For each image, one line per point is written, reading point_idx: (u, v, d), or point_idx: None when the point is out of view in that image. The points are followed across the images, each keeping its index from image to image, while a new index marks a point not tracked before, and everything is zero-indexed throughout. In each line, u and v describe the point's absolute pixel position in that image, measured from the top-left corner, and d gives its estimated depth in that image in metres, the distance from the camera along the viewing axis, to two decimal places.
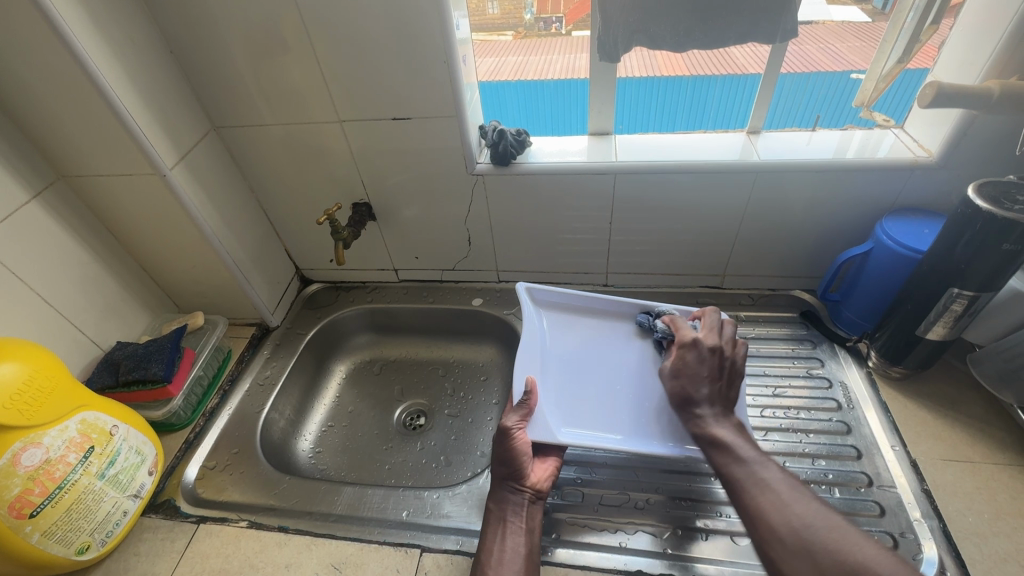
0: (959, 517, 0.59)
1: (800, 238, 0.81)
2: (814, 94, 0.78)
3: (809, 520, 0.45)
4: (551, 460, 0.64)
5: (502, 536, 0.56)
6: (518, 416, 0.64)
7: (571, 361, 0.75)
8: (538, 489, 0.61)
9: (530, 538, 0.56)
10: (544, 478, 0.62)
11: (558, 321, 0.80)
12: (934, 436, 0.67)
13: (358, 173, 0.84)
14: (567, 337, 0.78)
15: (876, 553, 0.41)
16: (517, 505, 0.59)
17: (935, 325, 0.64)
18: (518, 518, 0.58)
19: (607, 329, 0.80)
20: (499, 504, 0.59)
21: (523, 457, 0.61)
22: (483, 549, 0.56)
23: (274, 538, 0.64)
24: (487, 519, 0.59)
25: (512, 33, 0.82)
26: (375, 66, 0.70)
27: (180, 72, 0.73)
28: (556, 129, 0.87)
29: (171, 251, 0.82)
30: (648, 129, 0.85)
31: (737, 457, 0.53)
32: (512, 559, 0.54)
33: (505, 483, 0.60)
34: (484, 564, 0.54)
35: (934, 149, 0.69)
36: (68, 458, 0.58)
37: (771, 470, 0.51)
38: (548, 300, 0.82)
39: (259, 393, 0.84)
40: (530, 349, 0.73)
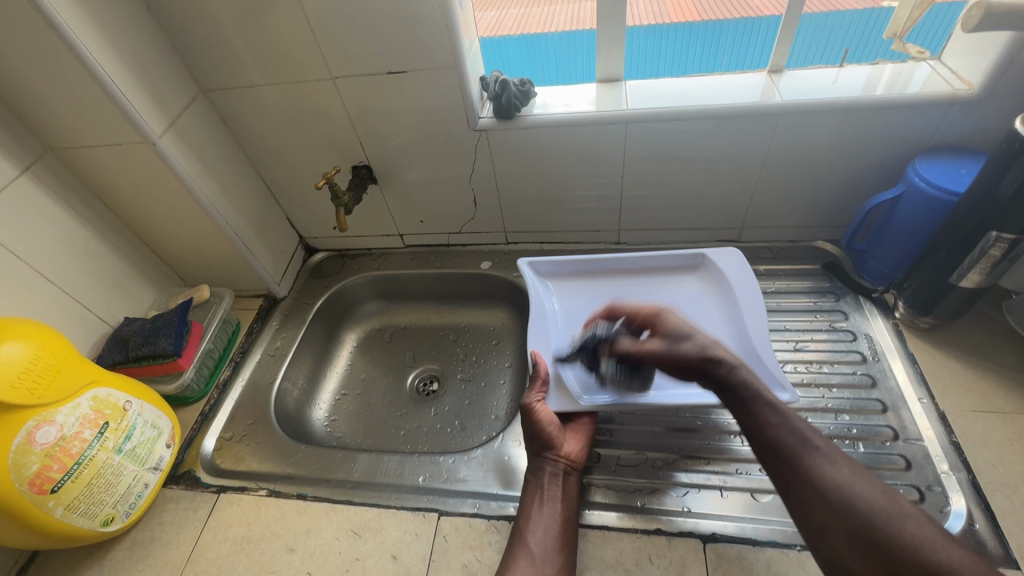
0: (989, 469, 0.57)
1: (825, 184, 0.77)
2: (834, 35, 0.73)
3: (874, 502, 0.43)
4: (583, 422, 0.65)
5: (539, 503, 0.58)
6: (536, 390, 0.65)
7: (587, 326, 0.73)
8: (571, 460, 0.61)
9: (567, 505, 0.58)
10: (577, 448, 0.62)
11: (571, 289, 0.78)
12: (963, 387, 0.65)
13: (355, 134, 0.80)
14: (581, 303, 0.76)
15: (959, 554, 0.39)
16: (553, 474, 0.60)
17: (969, 272, 0.61)
18: (553, 487, 0.59)
19: (624, 285, 0.77)
20: (534, 474, 0.60)
21: (549, 428, 0.62)
22: (521, 515, 0.58)
23: (293, 506, 0.65)
24: (526, 486, 0.60)
25: None
26: (366, 14, 0.65)
27: (160, 31, 0.69)
28: (561, 78, 0.81)
29: (170, 223, 0.80)
30: (660, 75, 0.79)
31: (788, 425, 0.48)
32: (549, 526, 0.56)
33: (540, 455, 0.61)
34: (521, 529, 0.56)
35: (975, 81, 0.63)
36: (84, 434, 0.58)
37: (825, 442, 0.47)
38: (551, 270, 0.79)
39: (271, 364, 0.84)
40: (540, 330, 0.72)
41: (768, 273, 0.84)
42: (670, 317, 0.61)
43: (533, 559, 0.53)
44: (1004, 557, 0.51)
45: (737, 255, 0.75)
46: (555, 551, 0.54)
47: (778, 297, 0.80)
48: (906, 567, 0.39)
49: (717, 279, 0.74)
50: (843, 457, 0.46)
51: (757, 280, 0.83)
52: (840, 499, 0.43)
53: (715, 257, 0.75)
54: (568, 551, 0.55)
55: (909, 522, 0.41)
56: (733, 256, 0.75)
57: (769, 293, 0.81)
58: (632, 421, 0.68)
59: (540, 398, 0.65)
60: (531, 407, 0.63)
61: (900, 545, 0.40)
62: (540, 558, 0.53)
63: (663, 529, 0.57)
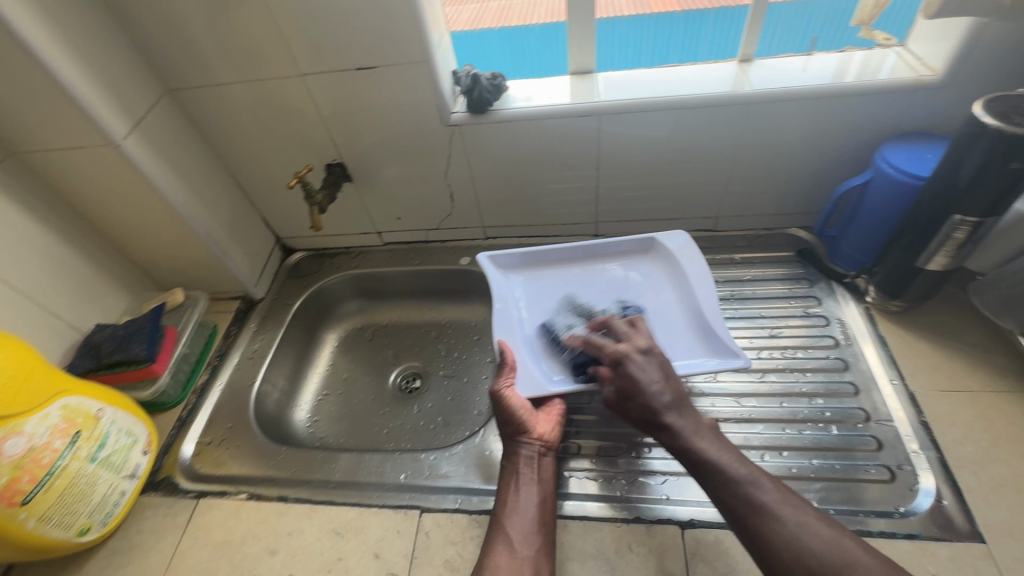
0: (956, 447, 0.59)
1: (797, 171, 0.78)
2: (812, 21, 0.74)
3: (823, 554, 0.43)
4: (554, 405, 0.65)
5: (516, 487, 0.57)
6: (506, 376, 0.64)
7: (550, 313, 0.73)
8: (545, 440, 0.61)
9: (543, 487, 0.58)
10: (550, 429, 0.62)
11: (531, 276, 0.77)
12: (932, 367, 0.66)
13: (328, 132, 0.79)
14: (544, 291, 0.75)
15: None
16: (528, 458, 0.59)
17: (936, 255, 0.62)
18: (528, 470, 0.59)
19: (584, 273, 0.77)
20: (509, 458, 0.60)
21: (519, 413, 0.61)
22: (498, 501, 0.57)
23: (273, 508, 0.65)
24: (502, 472, 0.60)
25: None
26: (333, 11, 0.64)
27: (121, 31, 0.67)
28: (544, 70, 0.80)
29: (140, 227, 0.78)
30: (642, 64, 0.79)
31: (730, 485, 0.48)
32: (526, 509, 0.55)
33: (513, 439, 0.60)
34: (499, 516, 0.56)
35: (939, 67, 0.64)
36: (55, 444, 0.57)
37: (766, 490, 0.47)
38: (510, 262, 0.77)
39: (250, 366, 0.83)
40: (504, 317, 0.71)
41: (744, 261, 0.85)
42: (636, 363, 0.57)
43: (511, 543, 0.53)
44: (970, 531, 0.53)
45: (688, 240, 0.75)
46: (534, 533, 0.53)
47: (753, 285, 0.81)
48: None
49: (672, 266, 0.74)
50: (787, 502, 0.46)
51: (733, 268, 0.84)
52: (792, 556, 0.43)
53: (665, 240, 0.76)
54: (547, 534, 0.54)
55: (855, 567, 0.42)
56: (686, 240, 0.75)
57: (745, 282, 0.81)
58: (608, 413, 0.69)
59: (510, 383, 0.64)
60: (500, 392, 0.63)
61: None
62: (518, 541, 0.53)
63: (643, 517, 0.58)
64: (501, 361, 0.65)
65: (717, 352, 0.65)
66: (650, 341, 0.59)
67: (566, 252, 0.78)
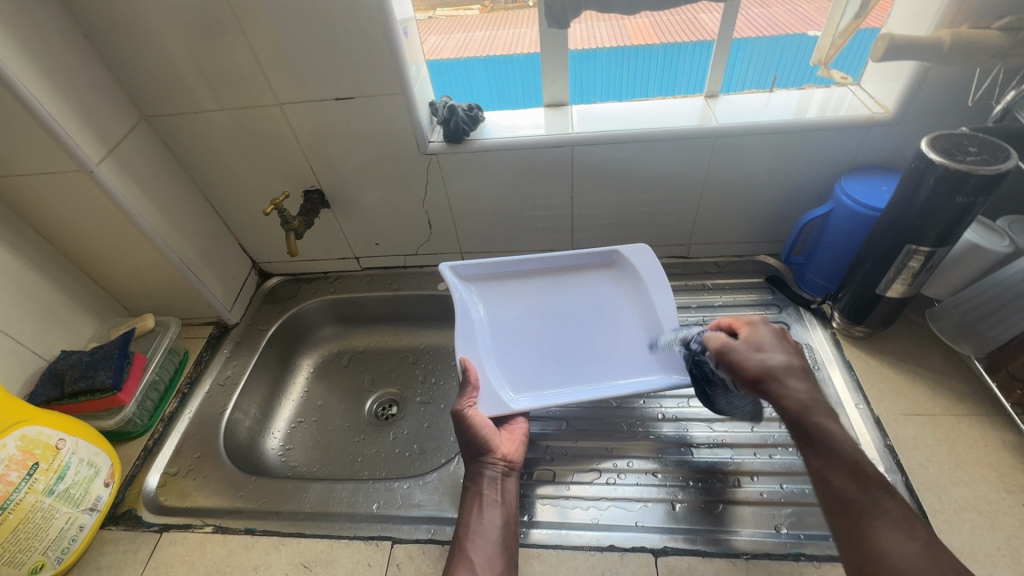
0: (920, 470, 0.60)
1: (763, 201, 0.81)
2: (783, 57, 0.76)
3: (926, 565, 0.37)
4: (516, 424, 0.66)
5: (478, 509, 0.56)
6: (467, 396, 0.62)
7: (509, 330, 0.73)
8: (508, 460, 0.61)
9: (506, 508, 0.57)
10: (512, 449, 0.63)
11: (487, 286, 0.76)
12: (896, 392, 0.68)
13: (307, 159, 0.80)
14: (499, 301, 0.75)
15: None
16: (491, 479, 0.59)
17: (894, 282, 0.64)
18: (492, 491, 0.58)
19: (538, 282, 0.78)
20: (472, 480, 0.59)
21: (485, 432, 0.61)
22: (460, 524, 0.56)
23: (240, 541, 0.63)
24: (464, 495, 0.58)
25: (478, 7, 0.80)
26: (312, 43, 0.66)
27: (99, 59, 0.68)
28: (527, 100, 0.83)
29: (112, 252, 0.78)
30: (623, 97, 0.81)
31: (839, 464, 0.43)
32: (489, 532, 0.54)
33: (477, 460, 0.60)
34: (461, 538, 0.54)
35: (890, 105, 0.68)
36: (9, 477, 0.55)
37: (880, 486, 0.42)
38: (473, 273, 0.76)
39: (221, 393, 0.82)
40: (466, 332, 0.69)
41: (715, 287, 0.87)
42: (764, 328, 0.54)
43: (472, 567, 0.51)
44: None
45: (651, 254, 0.77)
46: (496, 555, 0.52)
47: (724, 311, 0.83)
48: None
49: (628, 277, 0.77)
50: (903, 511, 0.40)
51: (705, 294, 0.86)
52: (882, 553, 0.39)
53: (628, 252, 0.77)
54: (509, 556, 0.53)
55: None
56: (641, 249, 0.78)
57: (716, 308, 0.83)
58: (582, 440, 0.69)
59: (473, 402, 0.63)
60: (464, 411, 0.61)
61: None
62: (480, 565, 0.51)
63: (616, 545, 0.58)
64: (463, 380, 0.63)
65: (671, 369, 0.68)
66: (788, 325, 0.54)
67: (528, 265, 0.78)
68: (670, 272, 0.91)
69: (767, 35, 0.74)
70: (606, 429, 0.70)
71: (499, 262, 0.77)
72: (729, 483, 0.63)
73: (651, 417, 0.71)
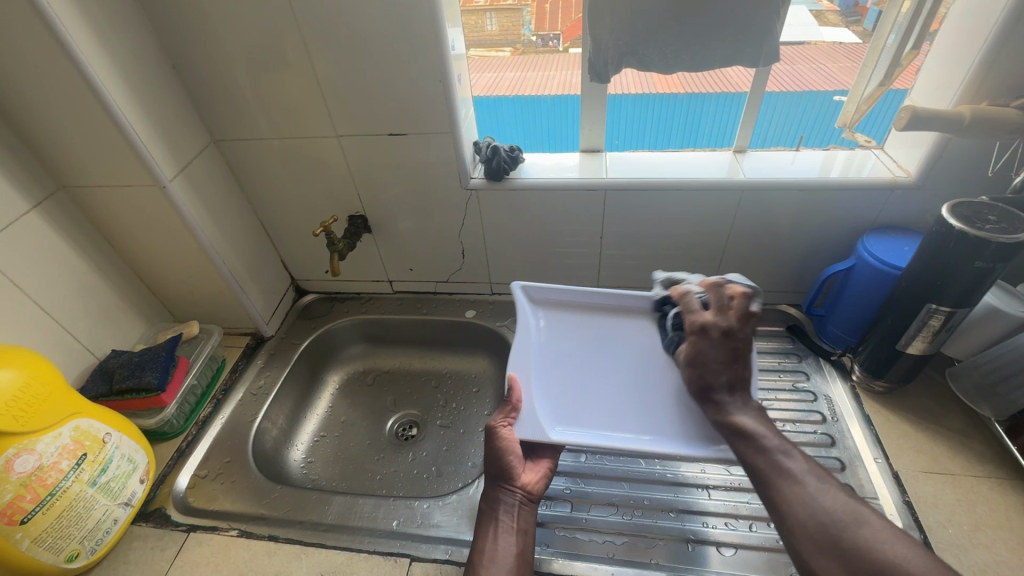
0: (939, 529, 0.60)
1: (786, 253, 0.84)
2: (807, 112, 0.81)
3: (834, 513, 0.46)
4: (545, 460, 0.66)
5: (494, 534, 0.57)
6: (504, 415, 0.64)
7: (568, 361, 0.70)
8: (528, 491, 0.61)
9: (521, 538, 0.57)
10: (535, 481, 0.63)
11: (557, 318, 0.75)
12: (914, 449, 0.69)
13: (355, 187, 0.86)
14: (566, 336, 0.73)
15: (907, 552, 0.41)
16: (508, 506, 0.60)
17: (915, 339, 0.66)
18: (509, 518, 0.59)
19: (612, 325, 0.75)
20: (490, 505, 0.60)
21: (511, 457, 0.62)
22: (474, 547, 0.56)
23: (264, 547, 0.65)
24: (480, 517, 0.59)
25: (512, 48, 0.92)
26: (373, 83, 0.72)
27: (182, 87, 0.75)
28: (551, 146, 0.89)
29: (168, 261, 0.83)
30: (641, 146, 0.87)
31: (760, 449, 0.53)
32: (504, 558, 0.55)
33: (497, 483, 0.61)
34: (476, 561, 0.55)
35: (913, 170, 0.71)
36: (61, 465, 0.58)
37: (794, 460, 0.51)
38: (545, 298, 0.77)
39: (252, 402, 0.85)
40: (522, 350, 0.70)
41: None
42: (704, 339, 0.60)
43: None
44: None
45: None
46: None
47: None
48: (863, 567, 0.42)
49: None
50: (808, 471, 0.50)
51: None
52: (806, 513, 0.47)
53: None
54: None
55: (865, 529, 0.44)
56: None
57: None
58: (602, 473, 0.70)
59: (507, 422, 0.63)
60: (498, 431, 0.63)
61: (860, 552, 0.43)
62: None
63: None
64: (507, 398, 0.64)
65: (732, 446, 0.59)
66: (732, 324, 0.59)
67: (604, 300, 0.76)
68: None
69: (792, 91, 0.79)
70: (625, 466, 0.71)
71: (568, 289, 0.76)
72: (745, 528, 0.63)
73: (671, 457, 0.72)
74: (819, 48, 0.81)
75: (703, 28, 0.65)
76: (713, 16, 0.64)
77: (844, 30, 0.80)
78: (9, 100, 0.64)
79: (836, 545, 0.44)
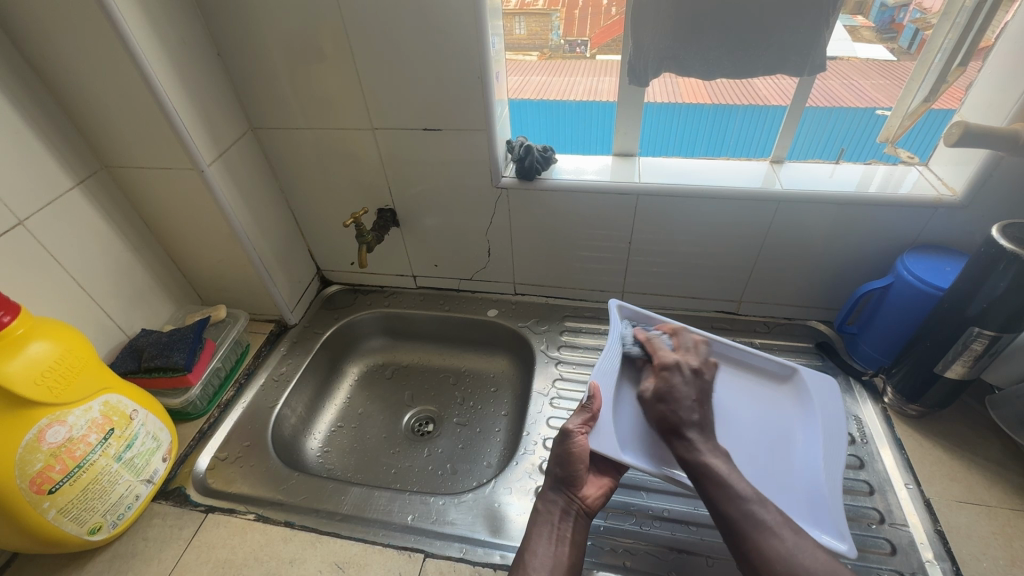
0: (972, 562, 0.58)
1: (819, 267, 0.82)
2: (836, 130, 0.77)
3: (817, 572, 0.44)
4: (607, 477, 0.63)
5: (548, 541, 0.56)
6: (582, 420, 0.61)
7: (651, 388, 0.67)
8: (588, 503, 0.60)
9: (574, 550, 0.57)
10: (597, 496, 0.61)
11: None
12: (948, 477, 0.66)
13: (386, 181, 0.86)
14: None
15: None
16: (565, 514, 0.59)
17: (954, 364, 0.64)
18: (563, 527, 0.58)
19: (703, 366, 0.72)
20: (548, 510, 0.59)
21: (583, 467, 0.60)
22: (524, 550, 0.56)
23: (280, 533, 0.65)
24: (534, 521, 0.59)
25: (537, 54, 0.82)
26: (412, 77, 0.72)
27: (225, 75, 0.76)
28: (574, 145, 0.88)
29: (200, 245, 0.84)
30: (667, 153, 0.85)
31: (732, 496, 0.50)
32: (555, 566, 0.54)
33: (558, 488, 0.60)
34: (524, 565, 0.55)
35: (959, 189, 0.69)
36: (89, 438, 0.60)
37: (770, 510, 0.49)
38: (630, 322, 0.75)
39: (274, 388, 0.86)
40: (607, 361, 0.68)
41: (763, 346, 0.87)
42: (676, 374, 0.62)
43: None
44: None
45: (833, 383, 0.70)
46: None
47: None
48: None
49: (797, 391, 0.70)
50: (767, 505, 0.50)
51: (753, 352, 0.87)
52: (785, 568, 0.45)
53: (808, 375, 0.70)
54: None
55: None
56: (817, 371, 0.71)
57: None
58: (620, 480, 0.69)
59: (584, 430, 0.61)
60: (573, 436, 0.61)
61: None
62: None
63: None
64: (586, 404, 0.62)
65: (821, 525, 0.56)
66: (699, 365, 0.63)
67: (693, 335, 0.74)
68: (717, 325, 0.92)
69: (822, 107, 0.74)
70: (643, 474, 0.70)
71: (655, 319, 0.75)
72: None
73: None
74: (855, 65, 0.71)
75: (748, 35, 0.64)
76: (760, 23, 0.63)
77: (880, 47, 0.70)
78: (61, 80, 0.66)
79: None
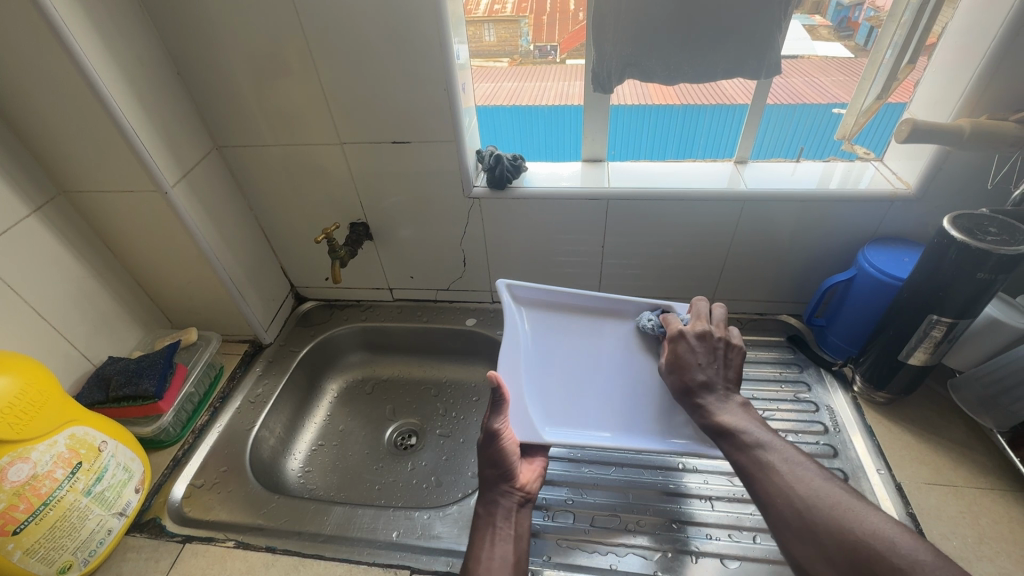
0: (944, 541, 0.60)
1: (787, 263, 0.84)
2: (801, 124, 0.79)
3: (809, 499, 0.47)
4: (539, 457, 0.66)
5: (491, 542, 0.56)
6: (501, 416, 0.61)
7: (552, 362, 0.72)
8: (526, 491, 0.62)
9: (518, 544, 0.57)
10: (532, 479, 0.63)
11: (538, 318, 0.76)
12: (917, 460, 0.69)
13: (357, 195, 0.86)
14: (549, 334, 0.75)
15: (878, 527, 0.43)
16: (507, 510, 0.59)
17: (916, 350, 0.66)
18: (506, 525, 0.58)
19: (593, 327, 0.77)
20: (488, 509, 0.60)
21: (512, 458, 0.61)
22: (472, 556, 0.55)
23: (261, 559, 0.64)
24: (476, 523, 0.59)
25: (508, 60, 0.83)
26: (377, 90, 0.72)
27: (186, 93, 0.75)
28: (550, 154, 0.89)
29: (168, 268, 0.82)
30: (641, 157, 0.87)
31: (743, 446, 0.54)
32: (502, 564, 0.54)
33: (496, 487, 0.60)
34: (472, 570, 0.54)
35: (912, 182, 0.72)
36: (56, 474, 0.57)
37: (774, 452, 0.52)
38: (529, 297, 0.78)
39: (250, 410, 0.84)
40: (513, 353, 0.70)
41: None
42: (684, 345, 0.65)
43: None
44: None
45: None
46: None
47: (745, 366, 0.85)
48: (840, 553, 0.44)
49: None
50: (791, 462, 0.51)
51: None
52: (787, 501, 0.48)
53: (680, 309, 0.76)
54: None
55: (837, 509, 0.46)
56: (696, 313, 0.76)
57: None
58: (601, 482, 0.70)
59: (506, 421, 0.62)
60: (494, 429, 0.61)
61: (838, 540, 0.44)
62: None
63: None
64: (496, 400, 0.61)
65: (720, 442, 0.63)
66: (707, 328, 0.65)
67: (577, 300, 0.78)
68: None
69: (786, 104, 0.76)
70: (624, 476, 0.71)
71: (551, 290, 0.77)
72: (750, 539, 0.62)
73: (672, 467, 0.71)
74: (816, 63, 0.73)
75: (704, 40, 0.66)
76: (717, 29, 0.65)
77: (837, 45, 0.72)
78: (12, 105, 0.64)
79: (827, 553, 0.44)
